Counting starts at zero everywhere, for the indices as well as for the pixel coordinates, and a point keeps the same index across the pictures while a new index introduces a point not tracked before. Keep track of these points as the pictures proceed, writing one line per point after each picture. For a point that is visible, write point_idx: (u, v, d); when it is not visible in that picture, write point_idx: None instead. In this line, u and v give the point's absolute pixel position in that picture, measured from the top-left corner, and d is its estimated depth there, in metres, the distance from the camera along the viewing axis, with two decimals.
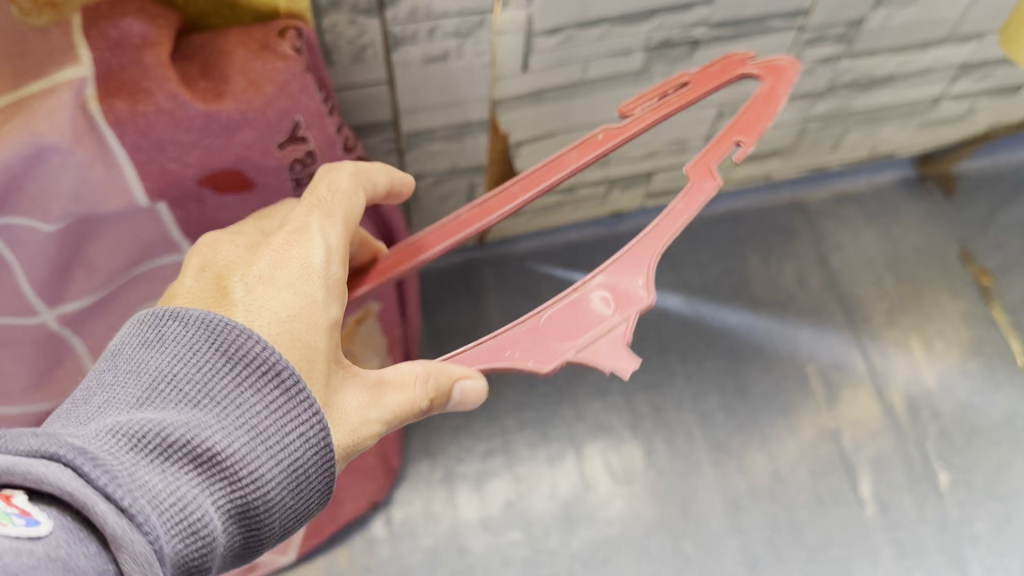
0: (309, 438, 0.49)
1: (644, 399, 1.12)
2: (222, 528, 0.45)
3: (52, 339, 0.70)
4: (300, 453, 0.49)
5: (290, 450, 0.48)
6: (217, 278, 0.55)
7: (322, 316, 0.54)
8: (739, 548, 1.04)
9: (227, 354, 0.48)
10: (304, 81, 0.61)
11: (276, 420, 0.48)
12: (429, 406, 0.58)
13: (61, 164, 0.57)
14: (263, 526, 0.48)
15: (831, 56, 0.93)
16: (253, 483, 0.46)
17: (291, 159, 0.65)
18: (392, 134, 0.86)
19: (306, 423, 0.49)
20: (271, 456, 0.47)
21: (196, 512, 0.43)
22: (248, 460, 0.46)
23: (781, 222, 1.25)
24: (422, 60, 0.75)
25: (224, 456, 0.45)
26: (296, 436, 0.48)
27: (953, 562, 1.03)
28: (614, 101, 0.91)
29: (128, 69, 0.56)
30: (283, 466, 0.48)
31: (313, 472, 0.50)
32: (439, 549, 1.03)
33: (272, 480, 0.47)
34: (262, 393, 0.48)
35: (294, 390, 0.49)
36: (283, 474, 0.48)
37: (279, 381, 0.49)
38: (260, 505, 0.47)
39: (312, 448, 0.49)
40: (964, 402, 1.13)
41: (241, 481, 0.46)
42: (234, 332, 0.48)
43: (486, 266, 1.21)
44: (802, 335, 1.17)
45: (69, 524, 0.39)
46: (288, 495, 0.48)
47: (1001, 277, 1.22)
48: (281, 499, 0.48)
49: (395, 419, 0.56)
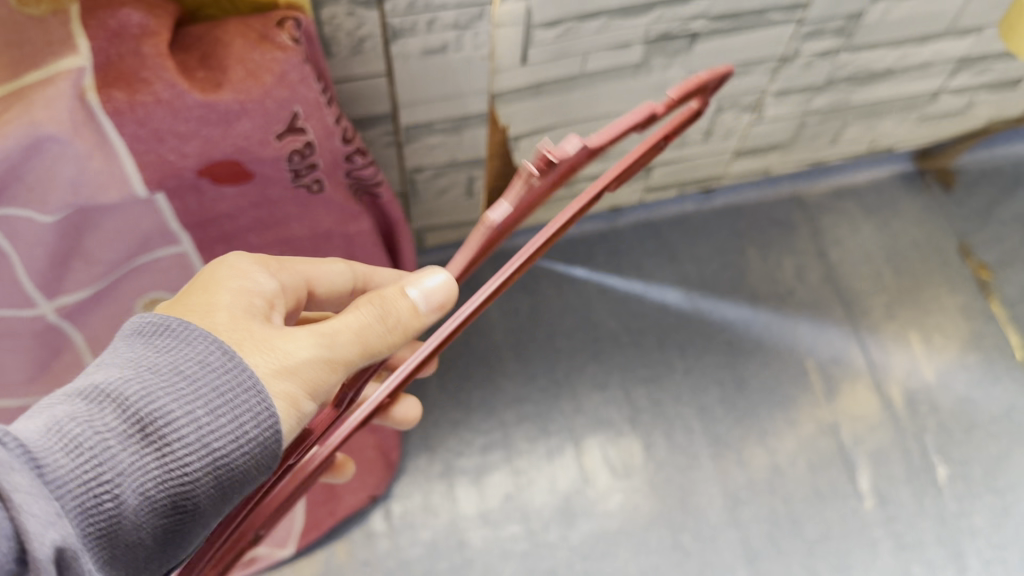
0: (218, 367, 0.46)
1: (643, 393, 1.12)
2: (133, 469, 0.42)
3: (50, 331, 0.70)
4: (210, 381, 0.46)
5: (188, 371, 0.45)
6: None
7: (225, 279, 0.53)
8: (738, 541, 1.04)
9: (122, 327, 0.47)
10: (303, 72, 0.61)
11: (175, 357, 0.46)
12: (378, 317, 0.53)
13: (60, 155, 0.57)
14: (197, 469, 0.45)
15: (830, 50, 0.93)
16: (146, 404, 0.43)
17: (289, 150, 0.65)
18: (392, 126, 0.86)
19: (209, 354, 0.46)
20: (174, 385, 0.44)
21: (70, 434, 0.40)
22: (136, 382, 0.43)
23: (780, 217, 1.25)
24: (421, 52, 0.75)
25: (112, 392, 0.43)
26: (201, 368, 0.46)
27: (952, 555, 1.03)
28: (613, 94, 0.91)
29: (127, 59, 0.56)
30: (192, 395, 0.45)
31: (238, 402, 0.46)
32: (438, 543, 1.03)
33: (180, 410, 0.44)
34: (156, 341, 0.46)
35: (191, 331, 0.47)
36: (194, 403, 0.45)
37: (174, 329, 0.47)
38: (175, 440, 0.44)
39: (227, 377, 0.46)
40: (962, 396, 1.13)
41: (140, 413, 0.43)
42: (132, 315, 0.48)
43: (485, 260, 1.21)
44: (801, 329, 1.17)
45: None
46: (211, 429, 0.45)
47: (1000, 271, 1.22)
48: (201, 434, 0.45)
49: (333, 336, 0.51)
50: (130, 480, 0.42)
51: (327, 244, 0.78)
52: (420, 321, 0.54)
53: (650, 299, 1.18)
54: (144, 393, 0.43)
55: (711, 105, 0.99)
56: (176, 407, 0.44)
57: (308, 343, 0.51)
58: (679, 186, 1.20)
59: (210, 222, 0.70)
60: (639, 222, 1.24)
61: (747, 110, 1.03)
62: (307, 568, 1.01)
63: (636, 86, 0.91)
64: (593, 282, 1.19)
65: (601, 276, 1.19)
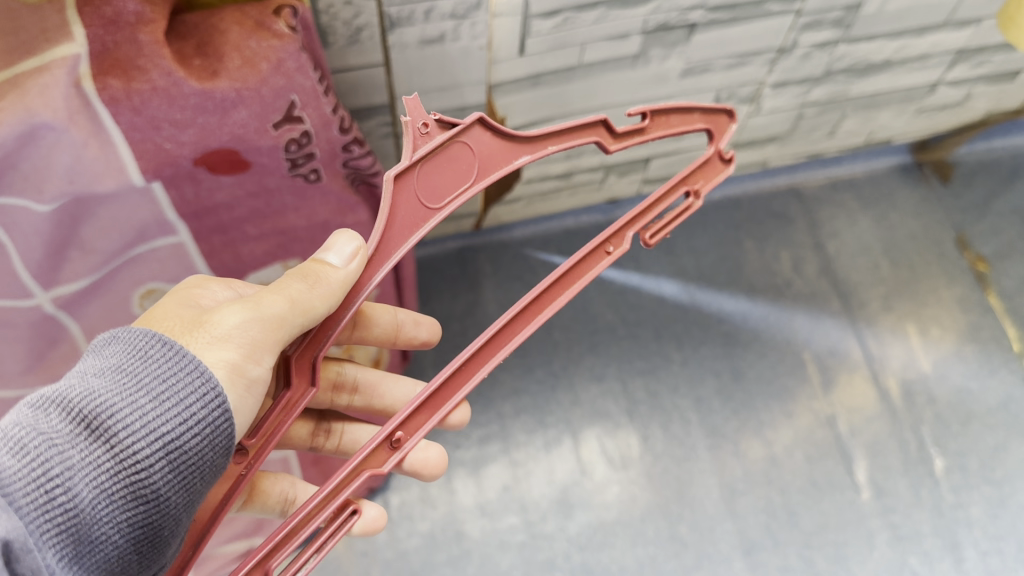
0: (166, 363, 0.48)
1: (641, 385, 1.12)
2: (85, 464, 0.45)
3: (48, 321, 0.70)
4: (157, 378, 0.48)
5: (128, 367, 0.47)
6: None
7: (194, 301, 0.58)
8: (735, 532, 1.04)
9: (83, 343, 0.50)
10: (300, 61, 0.60)
11: (121, 358, 0.48)
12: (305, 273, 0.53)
13: (55, 143, 0.57)
14: (152, 459, 0.47)
15: (829, 40, 0.93)
16: (88, 402, 0.45)
17: (286, 140, 0.65)
18: (389, 117, 0.86)
19: (155, 351, 0.48)
20: (118, 383, 0.46)
21: (14, 439, 0.43)
22: (76, 386, 0.46)
23: (777, 209, 1.26)
24: (418, 41, 0.75)
25: (63, 399, 0.45)
26: (150, 366, 0.48)
27: (948, 546, 1.03)
28: (611, 85, 0.91)
29: (122, 46, 0.55)
30: (142, 394, 0.47)
31: (183, 391, 0.48)
32: (436, 534, 1.03)
33: (125, 405, 0.46)
34: (107, 354, 0.48)
35: (138, 334, 0.49)
36: (142, 400, 0.47)
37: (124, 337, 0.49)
38: (123, 433, 0.46)
39: (174, 371, 0.48)
40: (959, 387, 1.13)
41: (88, 415, 0.45)
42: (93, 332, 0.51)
43: (482, 253, 1.21)
44: (799, 321, 1.17)
45: None
46: (158, 420, 0.47)
47: (997, 263, 1.22)
48: (149, 425, 0.46)
49: (258, 298, 0.52)
50: (83, 473, 0.44)
51: (325, 235, 0.78)
52: (342, 273, 0.53)
53: (648, 291, 1.18)
54: (84, 393, 0.45)
55: (709, 96, 0.99)
56: (117, 401, 0.46)
57: (237, 311, 0.52)
58: None
59: (208, 212, 0.70)
60: None
61: (745, 102, 1.03)
62: None
63: (633, 77, 0.91)
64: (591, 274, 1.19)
65: None
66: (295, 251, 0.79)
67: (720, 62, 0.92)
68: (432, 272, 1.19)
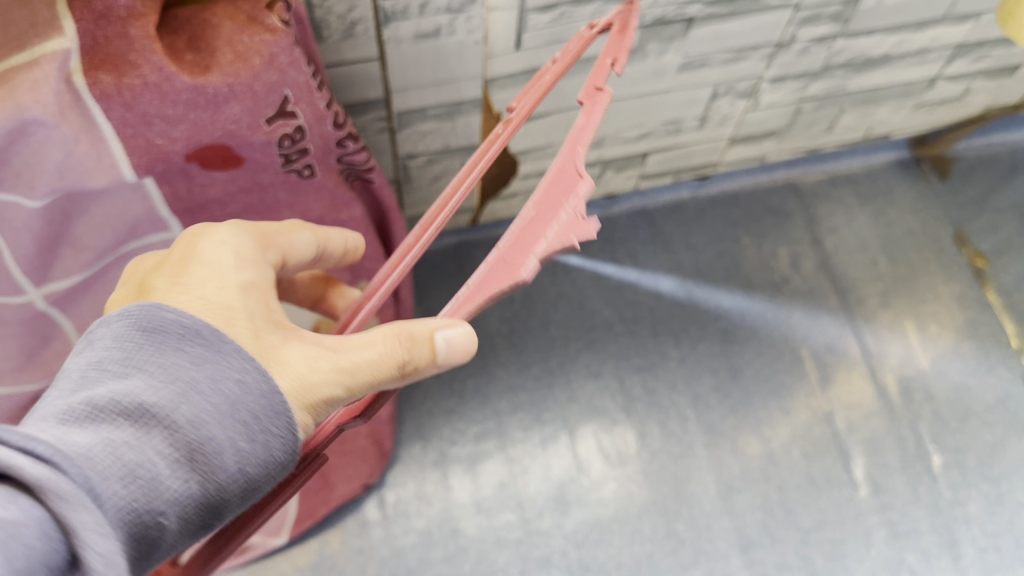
0: (267, 394, 0.44)
1: (638, 381, 1.12)
2: (184, 493, 0.40)
3: (40, 318, 0.69)
4: (258, 407, 0.43)
5: (231, 390, 0.43)
6: (139, 286, 0.51)
7: (236, 275, 0.50)
8: (732, 530, 1.04)
9: (169, 328, 0.43)
10: (293, 56, 0.60)
11: (225, 376, 0.43)
12: (409, 360, 0.50)
13: (46, 139, 0.56)
14: (230, 496, 0.43)
15: (826, 35, 0.93)
16: (196, 428, 0.40)
17: (279, 135, 0.65)
18: (384, 112, 0.85)
19: (260, 375, 0.44)
20: (229, 419, 0.42)
21: (126, 459, 0.38)
22: (184, 403, 0.41)
23: (775, 205, 1.25)
24: (414, 36, 0.74)
25: (175, 417, 0.40)
26: (252, 390, 0.43)
27: (946, 543, 1.03)
28: (608, 80, 0.91)
29: (113, 41, 0.54)
30: (246, 429, 0.43)
31: (280, 431, 0.45)
32: (432, 531, 1.02)
33: (230, 439, 0.42)
34: (204, 356, 0.43)
35: (238, 351, 0.44)
36: (245, 434, 0.43)
37: (217, 342, 0.44)
38: (221, 470, 0.42)
39: (274, 406, 0.44)
40: (957, 384, 1.13)
41: (198, 444, 0.41)
42: (169, 313, 0.43)
43: (479, 248, 1.20)
44: (797, 317, 1.17)
45: (5, 493, 0.34)
46: (252, 458, 0.43)
47: (996, 259, 1.22)
48: (243, 462, 0.43)
49: (359, 375, 0.50)
50: (178, 505, 0.40)
51: None
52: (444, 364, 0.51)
53: (645, 287, 1.17)
54: (192, 416, 0.40)
55: (706, 91, 0.98)
56: (222, 431, 0.41)
57: (326, 372, 0.49)
58: (674, 173, 1.19)
59: (200, 208, 0.70)
60: (634, 210, 1.23)
61: (742, 97, 1.02)
62: (300, 557, 1.00)
63: (630, 72, 0.90)
64: (588, 270, 1.18)
65: (596, 264, 1.19)
66: None
67: (717, 57, 0.92)
68: (428, 268, 1.18)
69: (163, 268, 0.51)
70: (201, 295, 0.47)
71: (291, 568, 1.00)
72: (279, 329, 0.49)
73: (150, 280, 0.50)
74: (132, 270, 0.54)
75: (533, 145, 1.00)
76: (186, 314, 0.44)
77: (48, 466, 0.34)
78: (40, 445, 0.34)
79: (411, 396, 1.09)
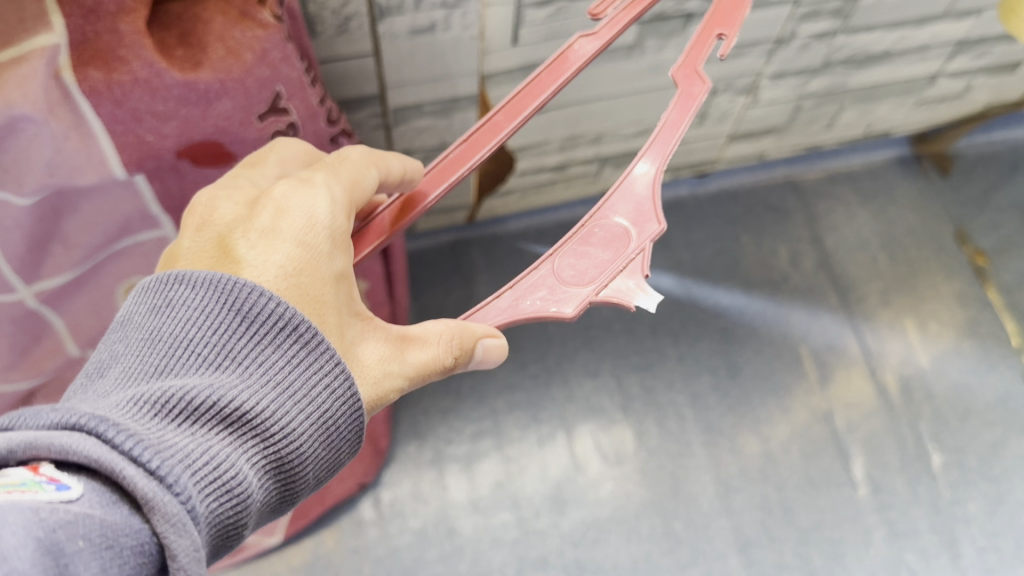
0: (336, 388, 0.46)
1: (636, 380, 1.11)
2: (257, 483, 0.42)
3: (30, 316, 0.68)
4: (328, 404, 0.45)
5: (305, 390, 0.44)
6: (219, 239, 0.50)
7: (327, 268, 0.50)
8: (730, 529, 1.03)
9: (242, 313, 0.44)
10: (286, 51, 0.59)
11: (301, 374, 0.44)
12: (453, 365, 0.54)
13: (34, 136, 0.55)
14: (297, 479, 0.45)
15: (827, 31, 0.92)
16: (272, 424, 0.42)
17: (271, 132, 0.64)
18: (379, 108, 0.85)
19: (331, 374, 0.45)
20: (299, 411, 0.44)
21: (214, 457, 0.39)
22: (261, 402, 0.42)
23: (774, 202, 1.24)
24: (409, 31, 0.74)
25: (252, 413, 0.42)
26: (322, 387, 0.45)
27: (946, 543, 1.02)
28: (606, 76, 0.90)
29: (103, 37, 0.53)
30: (313, 418, 0.45)
31: (343, 421, 0.46)
32: (427, 531, 1.02)
33: (302, 433, 0.44)
34: (282, 348, 0.44)
35: (315, 343, 0.45)
36: (312, 426, 0.45)
37: (298, 335, 0.45)
38: (292, 459, 0.44)
39: (341, 399, 0.46)
40: (957, 382, 1.12)
41: (270, 436, 0.43)
42: (249, 290, 0.44)
43: (476, 246, 1.19)
44: (796, 315, 1.16)
45: (102, 489, 0.35)
46: (319, 446, 0.46)
47: (996, 257, 1.21)
48: (312, 450, 0.45)
49: (418, 375, 0.53)
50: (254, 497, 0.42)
51: None
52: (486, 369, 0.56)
53: None
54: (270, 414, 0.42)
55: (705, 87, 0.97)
56: (296, 427, 0.44)
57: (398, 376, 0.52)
58: (673, 170, 1.18)
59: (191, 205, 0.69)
60: None
61: (742, 93, 1.01)
62: (295, 557, 1.00)
63: (628, 68, 0.89)
64: None
65: None
66: None
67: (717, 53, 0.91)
68: (424, 266, 1.17)
69: (250, 228, 0.50)
70: (286, 271, 0.48)
71: (286, 568, 0.99)
72: (358, 321, 0.52)
73: (233, 233, 0.50)
74: (200, 206, 0.52)
75: (530, 141, 0.99)
76: (270, 293, 0.45)
77: (141, 467, 0.35)
78: (130, 445, 0.35)
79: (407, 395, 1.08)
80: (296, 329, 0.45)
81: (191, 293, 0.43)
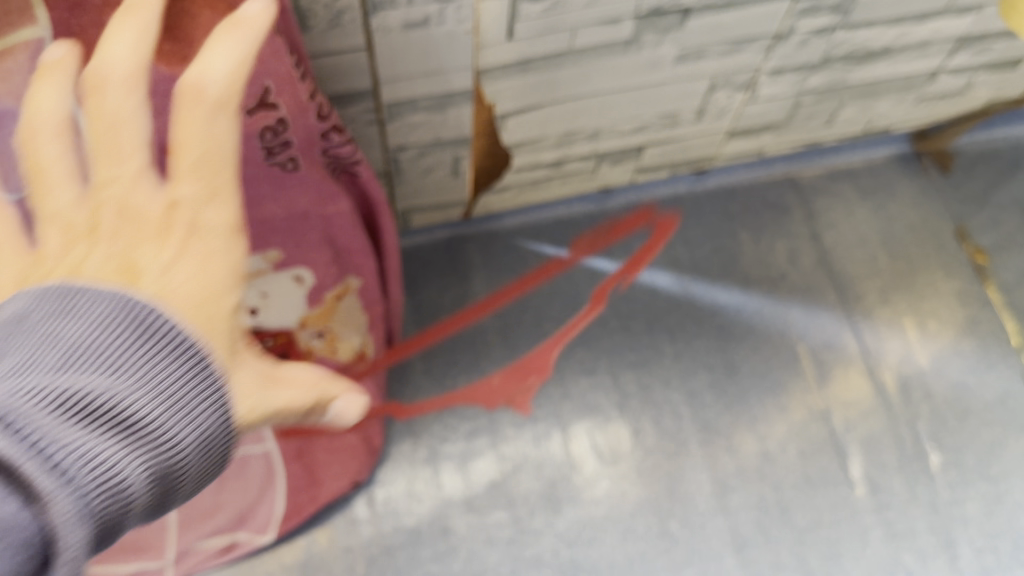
0: (220, 413, 0.45)
1: (632, 378, 1.10)
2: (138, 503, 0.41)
3: None
4: (213, 427, 0.44)
5: (194, 413, 0.43)
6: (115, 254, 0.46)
7: (228, 300, 0.49)
8: (726, 528, 1.02)
9: (137, 328, 0.42)
10: (275, 46, 0.58)
11: (189, 396, 0.43)
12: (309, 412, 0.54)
13: (19, 131, 0.55)
14: (175, 494, 0.44)
15: (827, 27, 0.91)
16: (155, 446, 0.41)
17: (260, 127, 0.63)
18: (372, 104, 0.83)
19: (216, 400, 0.45)
20: (184, 433, 0.43)
21: (92, 480, 0.38)
22: (146, 425, 0.41)
23: (772, 199, 1.24)
24: (402, 25, 0.73)
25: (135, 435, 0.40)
26: (207, 412, 0.44)
27: (944, 544, 1.02)
28: (602, 71, 0.89)
29: (89, 31, 0.53)
30: (196, 441, 0.43)
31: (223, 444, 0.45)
32: (421, 529, 1.01)
33: (185, 456, 0.43)
34: (175, 369, 0.43)
35: (203, 367, 0.44)
36: (196, 448, 0.43)
37: (188, 357, 0.44)
38: (172, 480, 0.43)
39: (223, 420, 0.45)
40: (957, 381, 1.11)
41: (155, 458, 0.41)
42: (143, 308, 0.43)
43: (472, 242, 1.18)
44: (794, 313, 1.15)
45: None
46: (202, 466, 0.44)
47: (996, 255, 1.20)
48: (194, 470, 0.44)
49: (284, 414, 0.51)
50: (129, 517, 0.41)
51: (305, 225, 0.76)
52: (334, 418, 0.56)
53: (640, 282, 1.16)
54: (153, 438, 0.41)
55: (704, 83, 0.96)
56: (179, 450, 0.42)
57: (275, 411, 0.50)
58: (671, 167, 1.18)
59: None
60: (630, 204, 1.22)
61: (740, 89, 1.00)
62: (288, 555, 0.99)
63: (625, 64, 0.88)
64: (582, 266, 1.17)
65: (591, 259, 1.17)
66: (274, 242, 0.76)
67: (715, 49, 0.90)
68: (420, 263, 1.16)
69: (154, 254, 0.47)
70: (189, 298, 0.46)
71: (278, 567, 0.98)
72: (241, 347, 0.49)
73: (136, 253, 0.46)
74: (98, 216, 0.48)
75: (526, 137, 0.98)
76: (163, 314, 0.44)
77: None
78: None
79: (402, 393, 1.07)
80: (194, 342, 0.44)
81: (88, 301, 0.42)
